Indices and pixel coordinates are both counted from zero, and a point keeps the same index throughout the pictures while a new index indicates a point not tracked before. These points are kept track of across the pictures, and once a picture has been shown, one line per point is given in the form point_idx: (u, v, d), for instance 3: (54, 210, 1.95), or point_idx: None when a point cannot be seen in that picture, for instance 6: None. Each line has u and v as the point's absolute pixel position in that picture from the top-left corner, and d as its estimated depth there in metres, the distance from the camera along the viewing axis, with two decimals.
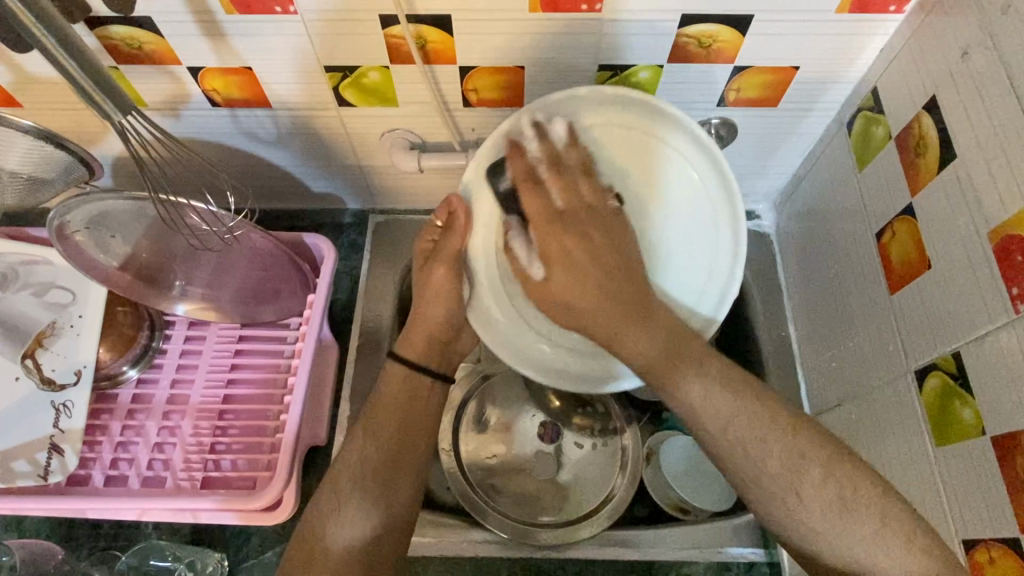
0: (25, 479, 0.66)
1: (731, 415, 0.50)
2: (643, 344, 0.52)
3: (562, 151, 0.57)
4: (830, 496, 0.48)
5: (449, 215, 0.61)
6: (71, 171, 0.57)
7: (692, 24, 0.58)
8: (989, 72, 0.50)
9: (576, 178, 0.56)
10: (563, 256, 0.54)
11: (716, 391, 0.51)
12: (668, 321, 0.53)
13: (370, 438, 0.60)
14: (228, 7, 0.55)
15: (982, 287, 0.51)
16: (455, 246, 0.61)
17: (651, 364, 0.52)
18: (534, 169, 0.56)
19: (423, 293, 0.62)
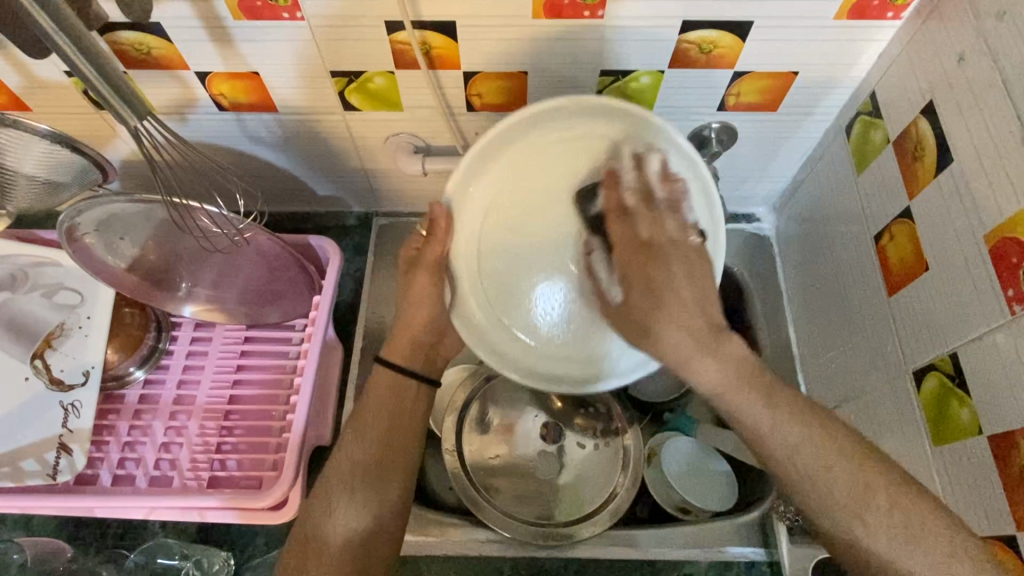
0: (35, 478, 0.67)
1: (800, 442, 0.47)
2: (715, 372, 0.49)
3: (654, 186, 0.55)
4: (896, 523, 0.44)
5: (430, 222, 0.57)
6: (85, 175, 0.58)
7: (692, 30, 0.59)
8: (985, 78, 0.51)
9: (663, 213, 0.53)
10: (643, 281, 0.52)
11: (783, 420, 0.48)
12: (740, 352, 0.50)
13: (359, 440, 0.58)
14: (236, 13, 0.56)
15: (979, 288, 0.52)
16: (438, 251, 0.57)
17: (720, 391, 0.49)
18: (625, 201, 0.54)
19: (407, 297, 0.59)
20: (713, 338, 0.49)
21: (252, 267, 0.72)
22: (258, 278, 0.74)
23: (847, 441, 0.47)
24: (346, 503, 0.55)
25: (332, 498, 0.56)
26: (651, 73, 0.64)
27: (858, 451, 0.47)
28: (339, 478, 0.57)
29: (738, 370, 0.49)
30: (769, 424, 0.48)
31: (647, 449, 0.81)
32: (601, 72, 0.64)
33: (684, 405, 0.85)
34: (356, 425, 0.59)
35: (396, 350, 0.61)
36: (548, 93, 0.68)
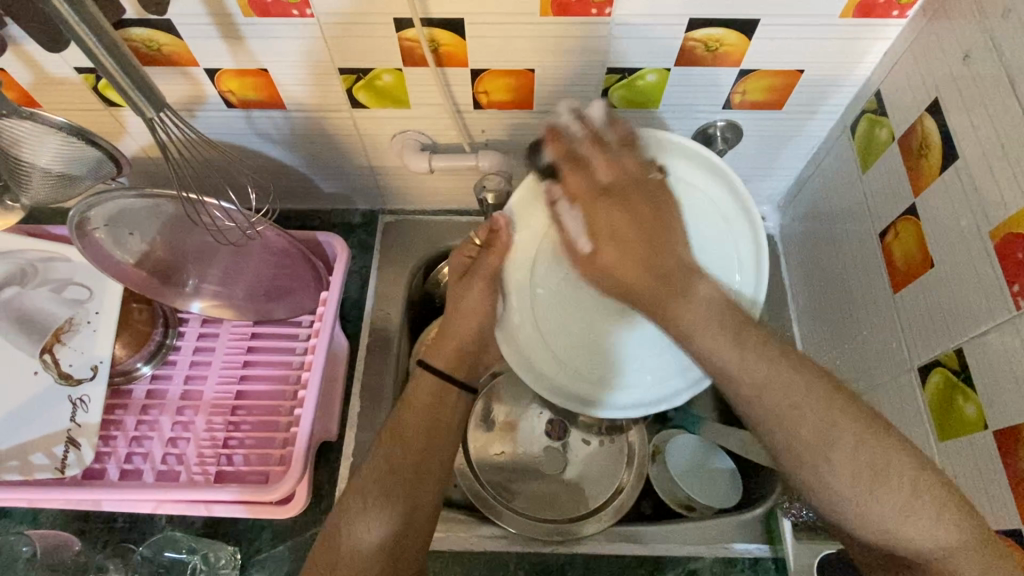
0: (43, 471, 0.68)
1: (766, 381, 0.49)
2: (691, 311, 0.53)
3: (604, 130, 0.60)
4: (863, 463, 0.46)
5: (489, 233, 0.65)
6: (99, 168, 0.59)
7: (699, 29, 0.59)
8: (991, 74, 0.51)
9: (621, 155, 0.58)
10: (613, 233, 0.56)
11: (754, 364, 0.50)
12: (709, 293, 0.54)
13: (393, 450, 0.61)
14: (246, 10, 0.57)
15: (985, 284, 0.52)
16: (494, 263, 0.65)
17: (697, 327, 0.52)
18: (576, 148, 0.59)
19: (458, 303, 0.67)
20: (672, 278, 0.54)
21: (260, 263, 0.73)
22: (265, 274, 0.74)
23: (824, 386, 0.49)
24: (376, 507, 0.58)
25: (362, 502, 0.58)
26: (657, 71, 0.65)
27: (829, 393, 0.48)
28: (371, 484, 0.59)
29: (708, 309, 0.53)
30: (739, 362, 0.50)
31: (651, 446, 0.82)
32: (608, 70, 0.65)
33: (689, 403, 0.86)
34: (391, 436, 0.62)
35: (436, 354, 0.67)
36: (555, 91, 0.68)
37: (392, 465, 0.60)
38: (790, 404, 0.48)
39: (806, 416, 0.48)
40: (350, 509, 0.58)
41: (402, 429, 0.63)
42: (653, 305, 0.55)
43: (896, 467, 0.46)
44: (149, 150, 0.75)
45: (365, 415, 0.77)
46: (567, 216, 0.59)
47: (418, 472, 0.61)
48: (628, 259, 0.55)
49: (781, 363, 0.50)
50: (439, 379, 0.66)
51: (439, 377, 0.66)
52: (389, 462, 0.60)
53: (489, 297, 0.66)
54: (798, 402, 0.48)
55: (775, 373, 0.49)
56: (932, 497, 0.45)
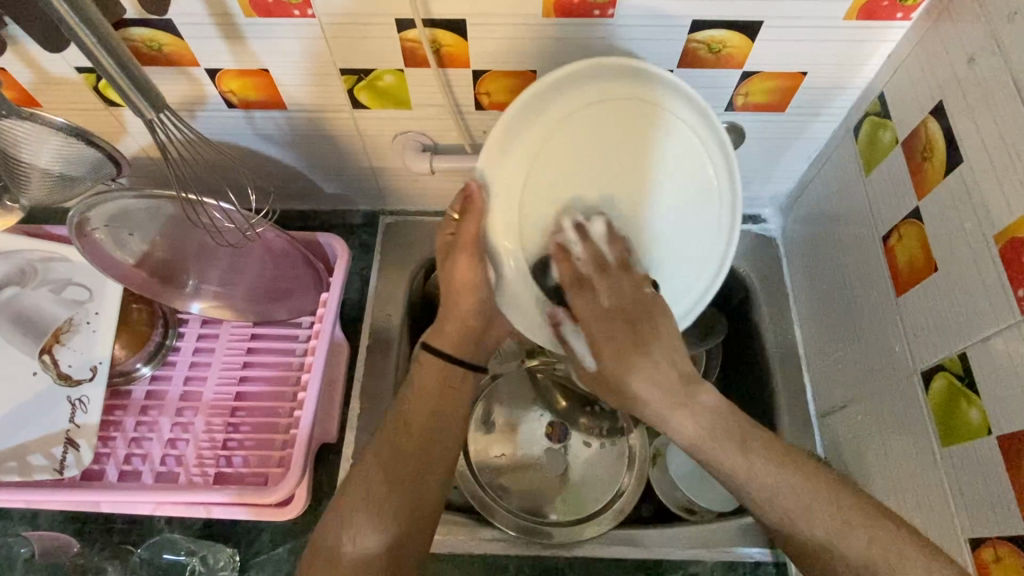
0: (42, 472, 0.67)
1: (776, 487, 0.54)
2: (695, 424, 0.57)
3: (603, 249, 0.60)
4: (873, 554, 0.50)
5: (466, 201, 0.58)
6: (100, 168, 0.58)
7: (702, 29, 0.59)
8: (995, 77, 0.51)
9: (619, 279, 0.60)
10: (610, 342, 0.58)
11: (760, 470, 0.55)
12: (715, 405, 0.57)
13: (386, 461, 0.60)
14: (246, 10, 0.56)
15: (989, 289, 0.52)
16: (473, 231, 0.58)
17: (697, 442, 0.57)
18: (579, 273, 0.59)
19: (452, 284, 0.61)
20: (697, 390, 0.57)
21: (260, 264, 0.73)
22: (265, 275, 0.74)
23: (831, 488, 0.54)
24: (368, 524, 0.57)
25: (355, 517, 0.58)
26: (660, 72, 0.64)
27: (834, 487, 0.54)
28: (363, 499, 0.58)
29: (712, 425, 0.56)
30: (746, 469, 0.55)
31: (652, 449, 0.82)
32: None
33: None
34: (383, 452, 0.60)
35: (441, 335, 0.64)
36: None
37: (386, 479, 0.59)
38: (798, 504, 0.53)
39: (813, 512, 0.53)
40: (341, 519, 0.58)
41: (400, 431, 0.61)
42: (657, 413, 0.58)
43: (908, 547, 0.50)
44: (149, 149, 0.75)
45: (365, 417, 0.77)
46: (573, 335, 0.61)
47: (410, 486, 0.59)
48: (646, 384, 0.57)
49: (787, 465, 0.55)
50: (440, 359, 0.64)
51: (439, 357, 0.64)
52: (383, 477, 0.59)
53: (476, 269, 0.60)
54: (806, 502, 0.53)
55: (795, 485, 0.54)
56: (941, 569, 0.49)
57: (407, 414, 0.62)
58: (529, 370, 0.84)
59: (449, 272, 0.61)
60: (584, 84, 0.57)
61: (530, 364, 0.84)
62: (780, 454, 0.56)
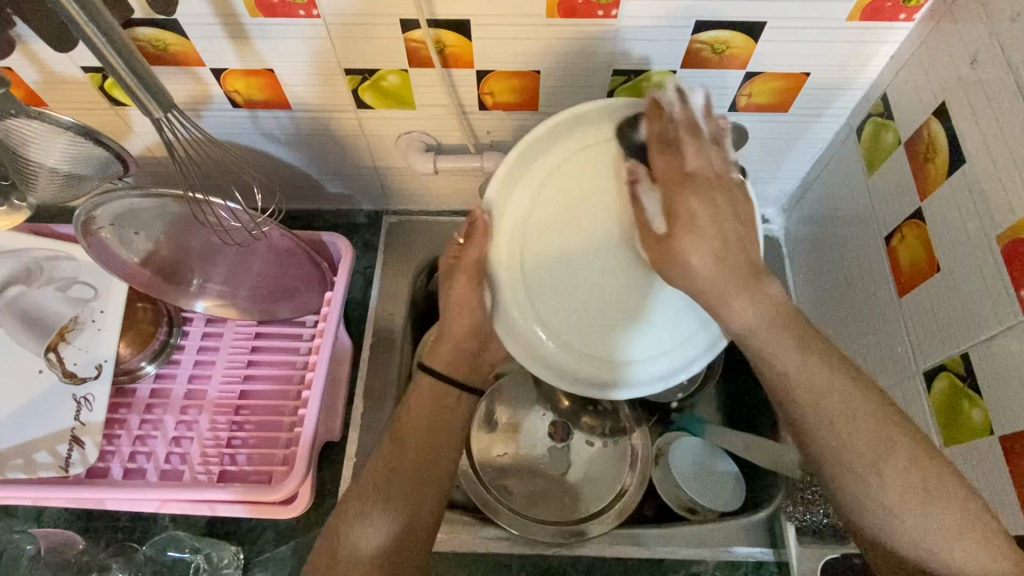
0: (47, 470, 0.68)
1: (823, 389, 0.50)
2: (750, 312, 0.53)
3: (699, 120, 0.57)
4: (917, 483, 0.48)
5: (471, 227, 0.60)
6: (106, 167, 0.59)
7: (705, 31, 0.59)
8: (998, 78, 0.51)
9: (708, 148, 0.56)
10: (687, 221, 0.54)
11: (815, 367, 0.51)
12: (779, 299, 0.53)
13: (383, 471, 0.59)
14: (252, 10, 0.57)
15: (992, 289, 0.52)
16: (476, 255, 0.60)
17: (753, 330, 0.53)
18: (668, 131, 0.57)
19: (449, 305, 0.62)
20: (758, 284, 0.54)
21: (264, 263, 0.73)
22: (270, 274, 0.74)
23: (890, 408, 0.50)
24: (373, 524, 0.57)
25: (358, 519, 0.57)
26: (662, 73, 0.65)
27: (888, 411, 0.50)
28: (364, 500, 0.58)
29: (776, 313, 0.53)
30: (800, 368, 0.51)
31: (655, 448, 0.82)
32: (614, 71, 0.65)
33: (692, 405, 0.86)
34: (382, 460, 0.60)
35: (437, 356, 0.65)
36: (560, 93, 0.68)
37: (384, 486, 0.59)
38: (864, 432, 0.49)
39: (859, 431, 0.49)
40: (346, 528, 0.57)
41: (399, 440, 0.61)
42: (717, 297, 0.54)
43: (956, 490, 0.47)
44: (154, 149, 0.75)
45: (368, 416, 0.77)
46: (650, 197, 0.58)
47: (410, 494, 0.59)
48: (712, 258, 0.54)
49: (842, 371, 0.51)
50: (438, 380, 0.64)
51: (433, 373, 0.64)
52: (385, 480, 0.59)
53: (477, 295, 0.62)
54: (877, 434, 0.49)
55: (838, 383, 0.50)
56: (977, 528, 0.46)
57: (402, 435, 0.61)
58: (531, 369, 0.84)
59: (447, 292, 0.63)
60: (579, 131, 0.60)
61: None
62: (840, 364, 0.51)
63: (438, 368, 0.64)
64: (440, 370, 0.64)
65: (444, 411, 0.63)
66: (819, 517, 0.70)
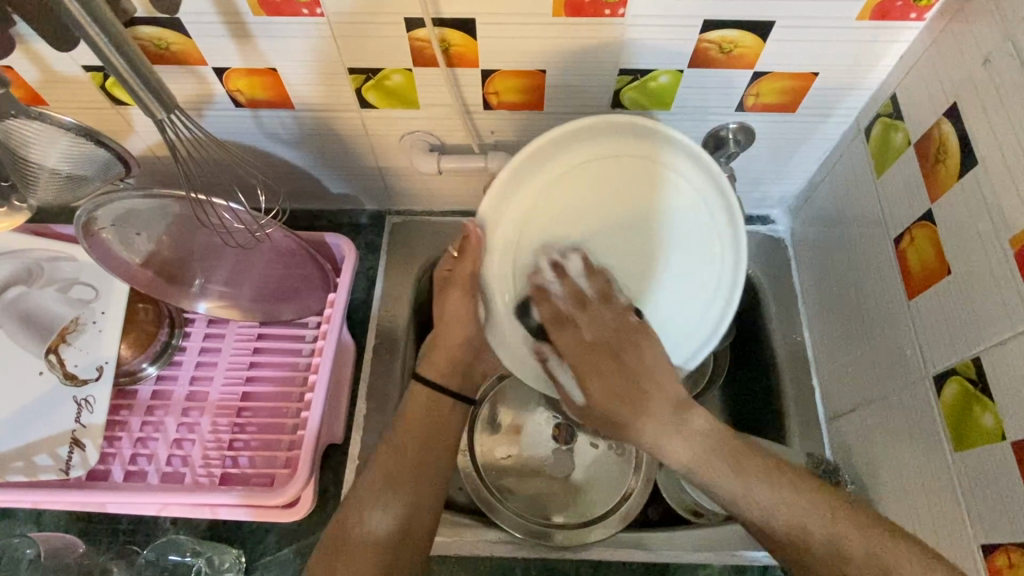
0: (47, 473, 0.67)
1: (772, 504, 0.53)
2: (681, 449, 0.56)
3: (585, 287, 0.62)
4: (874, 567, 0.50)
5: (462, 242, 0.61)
6: (108, 168, 0.58)
7: (714, 29, 0.59)
8: (1011, 79, 0.50)
9: (600, 308, 0.61)
10: (594, 368, 0.59)
11: (754, 485, 0.54)
12: (704, 426, 0.57)
13: (387, 457, 0.62)
14: (255, 8, 0.56)
15: (1004, 292, 0.51)
16: (467, 271, 0.61)
17: (690, 466, 0.56)
18: (559, 310, 0.61)
19: (444, 317, 0.64)
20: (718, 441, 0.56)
21: (267, 264, 0.72)
22: (272, 274, 0.74)
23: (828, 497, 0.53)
24: (378, 507, 0.59)
25: (363, 502, 0.60)
26: (670, 72, 0.64)
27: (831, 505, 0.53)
28: (370, 484, 0.60)
29: (703, 449, 0.56)
30: (745, 494, 0.54)
31: None
32: (621, 70, 0.64)
33: None
34: (386, 449, 0.62)
35: (429, 366, 0.65)
36: (566, 92, 0.67)
37: (389, 472, 0.61)
38: (796, 519, 0.53)
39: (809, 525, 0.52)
40: (350, 511, 0.59)
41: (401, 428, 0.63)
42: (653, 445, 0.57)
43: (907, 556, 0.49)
44: (156, 148, 0.75)
45: (372, 418, 0.76)
46: (561, 369, 0.63)
47: (414, 481, 0.61)
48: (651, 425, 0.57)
49: (779, 480, 0.54)
50: (428, 388, 0.65)
51: (422, 382, 0.65)
52: (388, 469, 0.61)
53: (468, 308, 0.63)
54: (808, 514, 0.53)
55: (790, 498, 0.53)
56: None
57: (403, 428, 0.63)
58: None
59: (439, 302, 0.64)
60: (575, 144, 0.62)
61: None
62: (773, 472, 0.55)
63: (428, 377, 0.65)
64: (430, 379, 0.65)
65: (440, 407, 0.65)
66: None
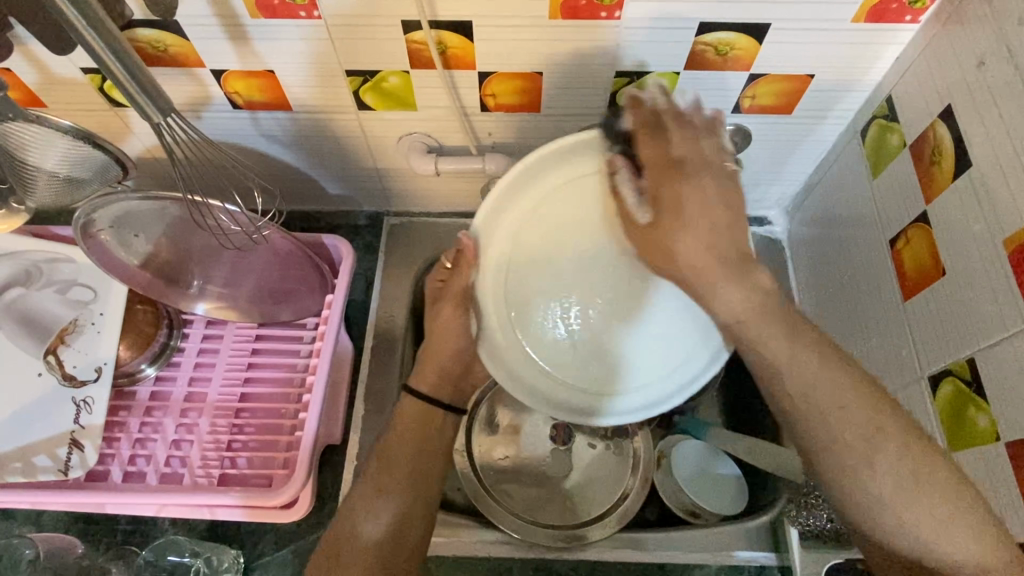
0: (46, 473, 0.67)
1: (814, 380, 0.48)
2: (739, 299, 0.49)
3: (663, 112, 0.54)
4: (904, 471, 0.46)
5: (458, 254, 0.61)
6: (106, 170, 0.58)
7: (709, 32, 0.59)
8: (1004, 81, 0.51)
9: (666, 132, 0.53)
10: (671, 203, 0.51)
11: (800, 353, 0.48)
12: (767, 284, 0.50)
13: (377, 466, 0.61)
14: (253, 11, 0.56)
15: (999, 294, 0.52)
16: (461, 284, 0.62)
17: (739, 320, 0.50)
18: (659, 117, 0.54)
19: (434, 330, 0.64)
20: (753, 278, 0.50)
21: (265, 265, 0.72)
22: (270, 276, 0.74)
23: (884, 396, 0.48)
24: (369, 517, 0.59)
25: (353, 513, 0.59)
26: (666, 74, 0.64)
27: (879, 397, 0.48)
28: (361, 492, 0.60)
29: (763, 303, 0.49)
30: (788, 358, 0.48)
31: (656, 451, 0.81)
32: (617, 73, 0.64)
33: (693, 408, 0.85)
34: (377, 458, 0.62)
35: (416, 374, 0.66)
36: (563, 95, 0.68)
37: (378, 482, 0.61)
38: (833, 407, 0.47)
39: (851, 416, 0.47)
40: (341, 523, 0.59)
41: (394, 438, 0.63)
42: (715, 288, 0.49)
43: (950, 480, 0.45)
44: (154, 150, 0.75)
45: (370, 419, 0.77)
46: (629, 187, 0.56)
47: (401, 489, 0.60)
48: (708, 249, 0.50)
49: (829, 363, 0.48)
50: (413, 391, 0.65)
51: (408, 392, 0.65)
52: (378, 478, 0.61)
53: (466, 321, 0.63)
54: (845, 405, 0.47)
55: (835, 382, 0.48)
56: (976, 513, 0.44)
57: (392, 438, 0.63)
58: None
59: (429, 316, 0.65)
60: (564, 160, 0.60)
61: None
62: (826, 353, 0.49)
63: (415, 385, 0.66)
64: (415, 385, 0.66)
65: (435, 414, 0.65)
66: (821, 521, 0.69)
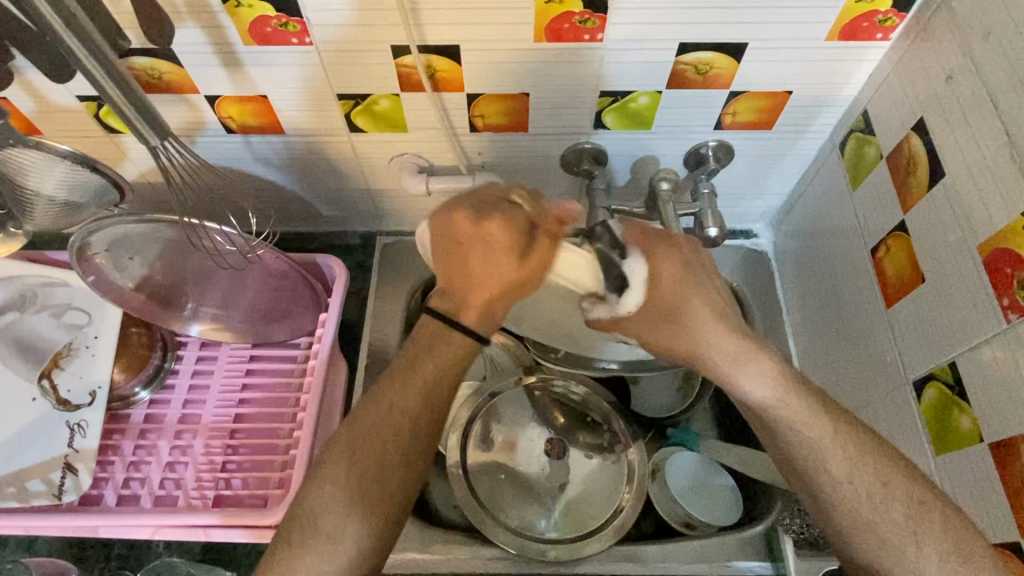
0: (40, 498, 0.67)
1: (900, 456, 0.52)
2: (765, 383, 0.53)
3: (624, 241, 0.53)
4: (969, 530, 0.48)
5: (558, 224, 0.52)
6: (103, 194, 0.62)
7: (690, 51, 0.61)
8: (972, 94, 0.53)
9: (656, 246, 0.54)
10: (708, 302, 0.54)
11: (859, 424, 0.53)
12: None
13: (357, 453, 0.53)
14: (246, 39, 0.58)
15: (976, 297, 0.53)
16: (543, 257, 0.51)
17: None
18: (648, 229, 0.55)
19: (460, 260, 0.54)
20: (755, 352, 0.53)
21: (259, 287, 0.74)
22: (264, 296, 0.75)
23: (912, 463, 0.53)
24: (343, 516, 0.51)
25: (327, 499, 0.52)
26: (649, 93, 0.66)
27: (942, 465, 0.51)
28: (338, 480, 0.52)
29: None
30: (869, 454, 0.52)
31: (650, 464, 0.80)
32: (601, 92, 0.66)
33: (687, 420, 0.85)
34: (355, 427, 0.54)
35: (461, 308, 0.55)
36: (549, 115, 0.69)
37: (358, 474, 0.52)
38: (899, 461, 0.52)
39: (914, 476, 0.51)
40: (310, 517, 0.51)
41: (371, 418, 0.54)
42: (720, 373, 0.54)
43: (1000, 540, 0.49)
44: (149, 175, 0.76)
45: None
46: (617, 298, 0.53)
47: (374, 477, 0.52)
48: None
49: None
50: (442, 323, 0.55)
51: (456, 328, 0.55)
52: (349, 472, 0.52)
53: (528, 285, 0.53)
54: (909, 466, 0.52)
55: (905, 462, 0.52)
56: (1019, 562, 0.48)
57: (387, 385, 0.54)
58: (527, 388, 0.83)
59: (506, 258, 0.52)
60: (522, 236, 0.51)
61: (529, 381, 0.83)
62: None
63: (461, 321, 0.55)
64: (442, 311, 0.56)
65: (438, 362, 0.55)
66: (813, 527, 0.73)
